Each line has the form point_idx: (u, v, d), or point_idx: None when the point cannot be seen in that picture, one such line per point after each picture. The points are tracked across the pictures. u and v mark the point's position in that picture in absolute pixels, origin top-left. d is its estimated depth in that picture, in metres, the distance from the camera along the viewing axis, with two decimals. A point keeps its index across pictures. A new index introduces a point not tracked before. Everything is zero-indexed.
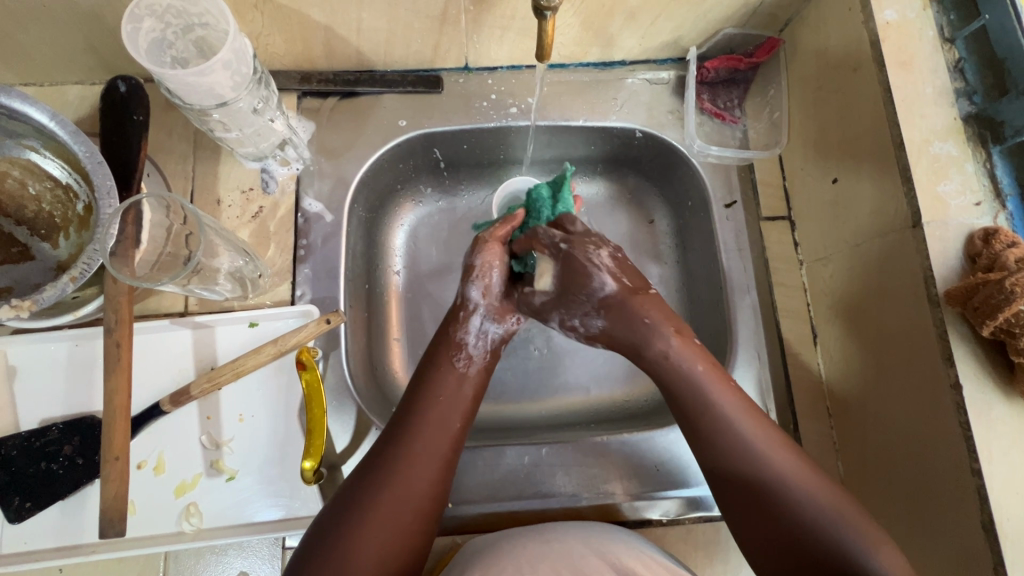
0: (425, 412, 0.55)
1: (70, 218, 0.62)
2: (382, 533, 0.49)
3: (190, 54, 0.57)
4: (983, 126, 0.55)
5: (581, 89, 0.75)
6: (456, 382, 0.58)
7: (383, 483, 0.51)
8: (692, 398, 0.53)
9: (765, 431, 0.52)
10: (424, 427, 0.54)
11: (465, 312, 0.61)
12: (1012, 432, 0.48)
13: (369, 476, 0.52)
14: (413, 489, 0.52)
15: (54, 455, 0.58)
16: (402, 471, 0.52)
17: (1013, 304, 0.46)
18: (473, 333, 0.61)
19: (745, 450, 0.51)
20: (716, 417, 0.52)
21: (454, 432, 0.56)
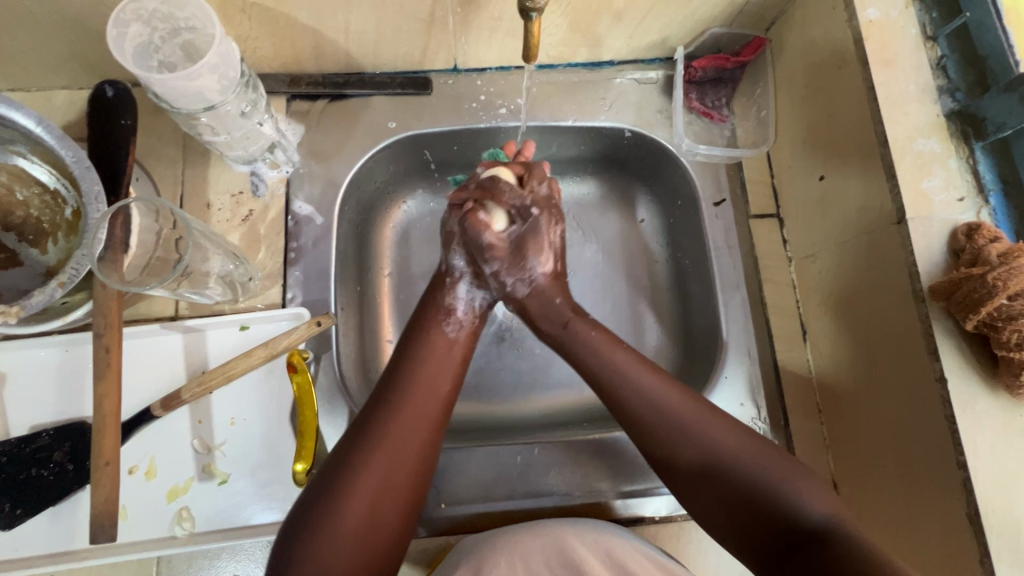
0: (416, 377, 0.57)
1: (58, 224, 0.62)
2: (371, 496, 0.50)
3: (177, 58, 0.57)
4: (966, 122, 0.56)
5: (569, 89, 0.76)
6: (447, 347, 0.60)
7: (371, 439, 0.52)
8: (665, 424, 0.55)
9: (740, 438, 0.54)
10: (413, 386, 0.56)
11: (451, 280, 0.64)
12: (996, 425, 0.49)
13: (358, 432, 0.53)
14: (403, 454, 0.52)
15: (44, 461, 0.58)
16: (392, 429, 0.53)
17: (995, 298, 0.47)
18: (462, 299, 0.64)
19: (720, 463, 0.53)
20: (683, 428, 0.55)
21: (444, 395, 0.57)
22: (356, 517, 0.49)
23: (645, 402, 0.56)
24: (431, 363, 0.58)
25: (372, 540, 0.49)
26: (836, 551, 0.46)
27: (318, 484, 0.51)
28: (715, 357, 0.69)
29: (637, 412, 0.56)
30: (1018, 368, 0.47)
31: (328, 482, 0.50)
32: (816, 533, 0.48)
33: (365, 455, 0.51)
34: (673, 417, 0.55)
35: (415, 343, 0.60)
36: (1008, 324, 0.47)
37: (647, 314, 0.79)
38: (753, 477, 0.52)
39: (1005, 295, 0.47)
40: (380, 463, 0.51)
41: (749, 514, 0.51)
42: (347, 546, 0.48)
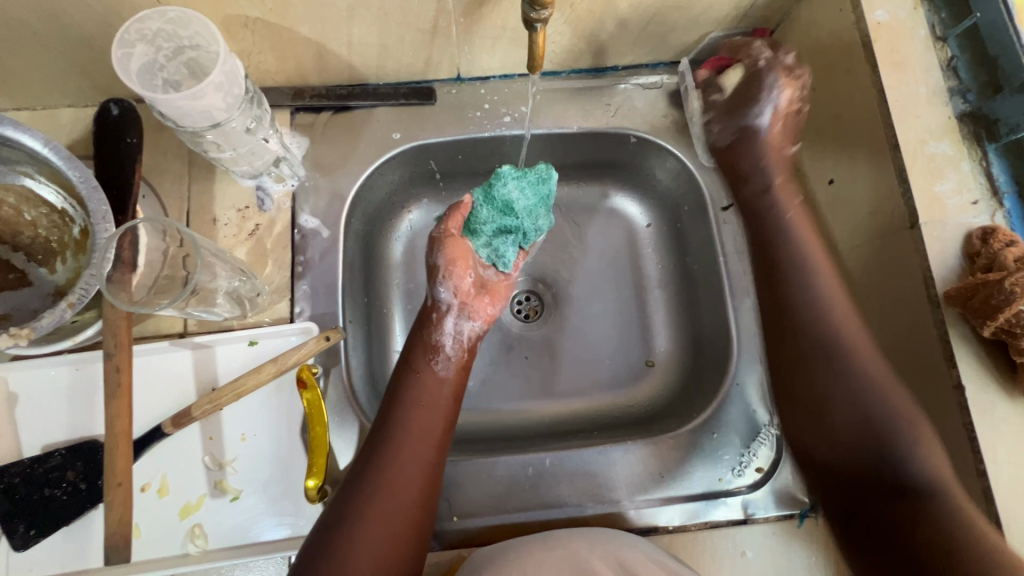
0: (407, 422, 0.57)
1: (66, 242, 0.62)
2: (372, 539, 0.50)
3: (182, 76, 0.57)
4: (978, 123, 0.55)
5: (574, 96, 0.75)
6: (438, 392, 0.61)
7: (373, 490, 0.53)
8: (805, 307, 0.60)
9: (851, 329, 0.57)
10: (408, 431, 0.57)
11: (436, 313, 0.66)
12: (1016, 431, 0.48)
13: (359, 488, 0.53)
14: (399, 498, 0.53)
15: (57, 481, 0.58)
16: (389, 478, 0.54)
17: (1013, 304, 0.46)
18: (448, 333, 0.65)
19: (840, 359, 0.56)
20: (793, 324, 0.60)
21: (435, 433, 0.58)
22: (368, 563, 0.49)
23: (797, 275, 0.61)
24: (424, 405, 0.59)
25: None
26: (923, 506, 0.48)
27: (319, 539, 0.51)
28: (726, 363, 0.69)
29: (794, 297, 0.61)
30: None
31: (334, 534, 0.50)
32: (882, 454, 0.51)
33: (369, 505, 0.52)
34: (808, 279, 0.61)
35: (409, 394, 0.60)
36: None
37: (656, 320, 0.79)
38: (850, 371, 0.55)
39: (1023, 301, 0.46)
40: (382, 505, 0.52)
41: (844, 428, 0.54)
42: None
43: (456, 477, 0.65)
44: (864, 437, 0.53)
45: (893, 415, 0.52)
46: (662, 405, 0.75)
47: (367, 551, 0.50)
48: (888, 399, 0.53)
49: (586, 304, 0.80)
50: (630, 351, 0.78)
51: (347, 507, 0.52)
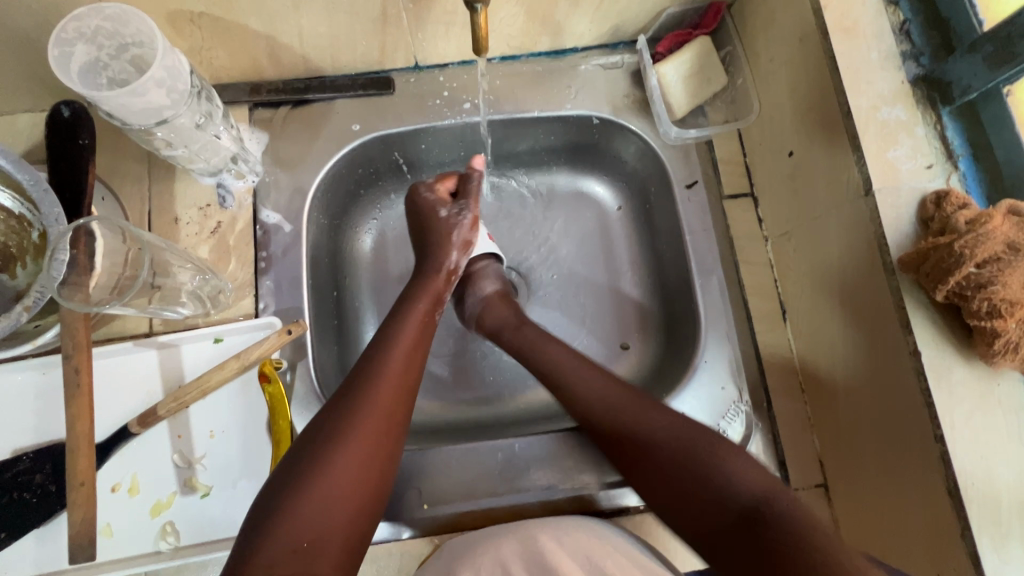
0: (395, 345, 0.58)
1: (25, 247, 0.62)
2: (353, 459, 0.50)
3: (128, 74, 0.56)
4: (932, 87, 0.54)
5: (534, 80, 0.74)
6: (425, 318, 0.62)
7: (357, 408, 0.52)
8: (614, 399, 0.59)
9: (681, 422, 0.56)
10: (394, 352, 0.58)
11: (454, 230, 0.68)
12: (973, 396, 0.48)
13: (342, 406, 0.53)
14: (384, 415, 0.53)
15: (27, 485, 0.58)
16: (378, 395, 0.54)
17: (963, 266, 0.45)
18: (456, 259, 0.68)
19: (620, 416, 0.58)
20: (631, 409, 0.58)
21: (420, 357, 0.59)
22: (348, 468, 0.49)
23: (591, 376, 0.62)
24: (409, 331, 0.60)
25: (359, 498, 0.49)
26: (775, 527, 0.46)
27: (296, 454, 0.50)
28: (695, 341, 0.68)
29: (589, 396, 0.60)
30: (991, 336, 0.46)
31: (308, 452, 0.49)
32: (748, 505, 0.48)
33: (355, 413, 0.52)
34: (604, 386, 0.60)
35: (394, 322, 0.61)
36: (977, 293, 0.46)
37: (627, 303, 0.78)
38: (676, 448, 0.54)
39: (972, 263, 0.46)
40: (367, 424, 0.52)
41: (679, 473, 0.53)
42: (336, 500, 0.48)
43: (425, 465, 0.65)
44: (746, 501, 0.49)
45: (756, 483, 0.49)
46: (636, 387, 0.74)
47: (343, 469, 0.49)
48: (659, 430, 0.56)
49: (551, 273, 0.80)
50: (602, 334, 0.77)
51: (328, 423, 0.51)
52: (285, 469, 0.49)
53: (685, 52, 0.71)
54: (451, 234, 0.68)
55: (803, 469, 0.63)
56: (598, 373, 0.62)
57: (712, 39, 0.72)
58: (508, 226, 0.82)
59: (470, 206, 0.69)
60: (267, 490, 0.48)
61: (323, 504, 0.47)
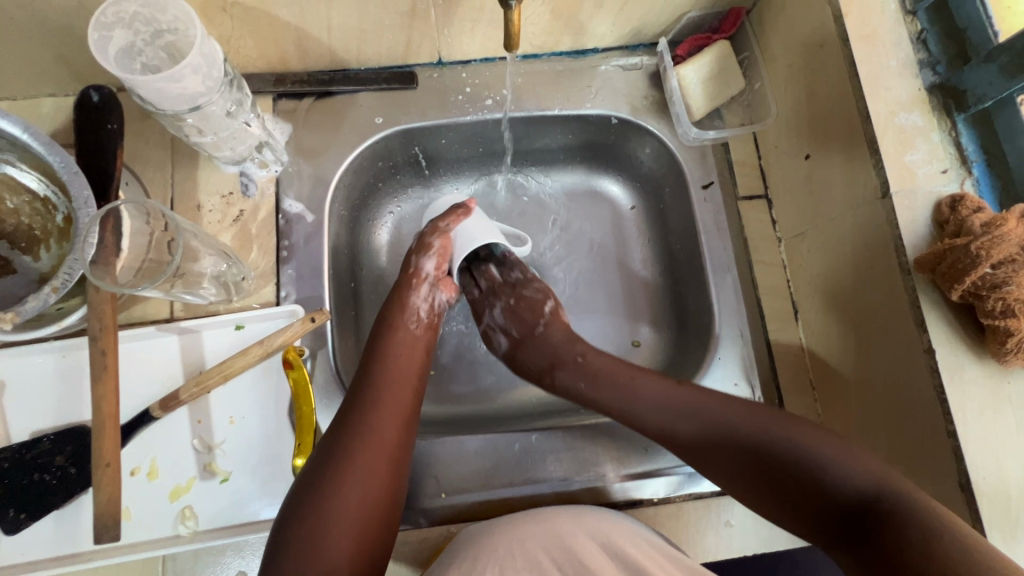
0: (386, 375, 0.60)
1: (49, 230, 0.62)
2: (353, 491, 0.52)
3: (160, 60, 0.57)
4: (948, 95, 0.56)
5: (555, 78, 0.76)
6: (410, 343, 0.64)
7: (357, 441, 0.55)
8: (678, 410, 0.59)
9: (747, 411, 0.57)
10: (387, 382, 0.59)
11: (415, 281, 0.67)
12: (984, 393, 0.50)
13: (342, 438, 0.55)
14: (382, 445, 0.55)
15: (46, 466, 0.59)
16: (371, 425, 0.56)
17: (979, 267, 0.47)
18: (422, 299, 0.67)
19: (686, 420, 0.59)
20: (699, 412, 0.58)
21: (414, 380, 0.61)
22: (357, 501, 0.52)
23: (648, 390, 0.61)
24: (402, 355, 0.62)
25: (375, 524, 0.53)
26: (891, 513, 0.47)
27: (300, 495, 0.52)
28: (709, 338, 0.69)
29: (655, 415, 0.60)
30: (1004, 335, 0.47)
31: (315, 489, 0.52)
32: (866, 500, 0.49)
33: (359, 446, 0.54)
34: (673, 396, 0.60)
35: (379, 351, 0.62)
36: (992, 293, 0.48)
37: (640, 300, 0.79)
38: (761, 441, 0.55)
39: (989, 263, 0.47)
40: (366, 457, 0.54)
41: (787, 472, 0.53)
42: (345, 535, 0.51)
43: (442, 454, 0.65)
44: (865, 495, 0.49)
45: (865, 472, 0.50)
46: None
47: (348, 501, 0.52)
48: (737, 423, 0.57)
49: (564, 270, 0.81)
50: (615, 331, 0.78)
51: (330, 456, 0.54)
52: (292, 507, 0.52)
53: (705, 55, 0.72)
54: (416, 283, 0.67)
55: None
56: (652, 377, 0.62)
57: (730, 43, 0.74)
58: (523, 224, 0.83)
59: (432, 254, 0.68)
60: (280, 522, 0.52)
61: (329, 535, 0.50)
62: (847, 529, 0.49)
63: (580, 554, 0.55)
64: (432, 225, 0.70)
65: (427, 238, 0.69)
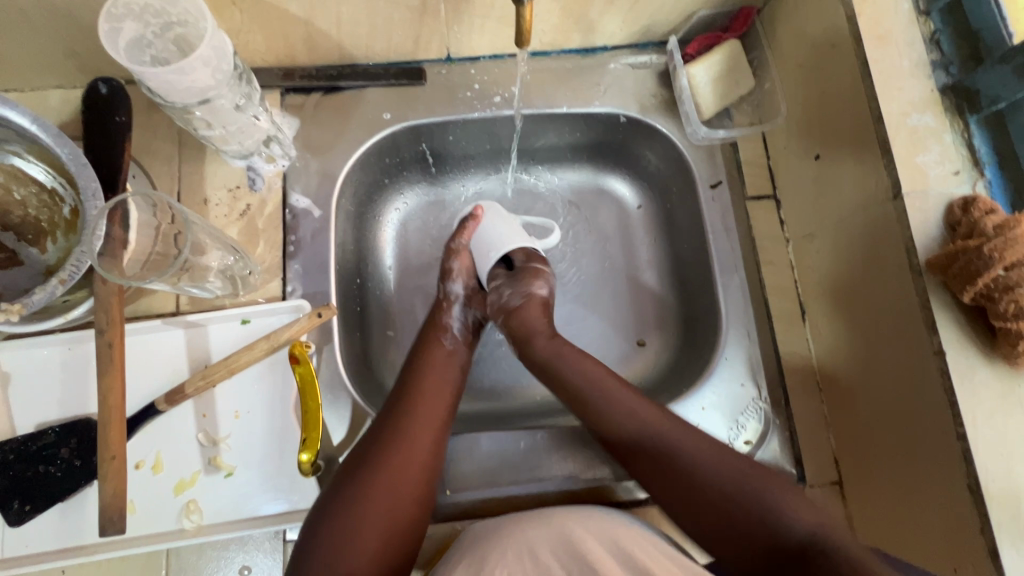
0: (422, 385, 0.61)
1: (56, 222, 0.62)
2: (386, 496, 0.53)
3: (170, 53, 0.56)
4: (961, 96, 0.56)
5: (564, 76, 0.75)
6: (445, 355, 0.65)
7: (392, 447, 0.55)
8: (643, 436, 0.57)
9: (720, 453, 0.55)
10: (423, 391, 0.60)
11: (445, 303, 0.70)
12: (995, 395, 0.49)
13: (378, 443, 0.56)
14: (416, 454, 0.56)
15: (51, 458, 0.58)
16: (408, 433, 0.57)
17: (992, 269, 0.47)
18: (455, 318, 0.69)
19: (667, 454, 0.56)
20: (665, 442, 0.56)
21: (450, 391, 0.62)
22: (387, 505, 0.53)
23: (616, 410, 0.59)
24: (440, 368, 0.64)
25: (401, 531, 0.53)
26: (827, 565, 0.46)
27: (332, 496, 0.53)
28: (716, 338, 0.69)
29: (622, 435, 0.58)
30: (1015, 338, 0.47)
31: (347, 491, 0.53)
32: (804, 548, 0.48)
33: (393, 451, 0.55)
34: (640, 422, 0.58)
35: (416, 362, 0.64)
36: (1005, 295, 0.47)
37: (647, 299, 0.79)
38: (728, 491, 0.52)
39: (1001, 266, 0.47)
40: (400, 464, 0.55)
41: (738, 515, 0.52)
42: (372, 538, 0.51)
43: (448, 451, 0.65)
44: (805, 539, 0.49)
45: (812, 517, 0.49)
46: (653, 382, 0.75)
47: (380, 506, 0.52)
48: (705, 461, 0.55)
49: (571, 269, 0.80)
50: (621, 331, 0.78)
51: (364, 460, 0.55)
52: (322, 507, 0.53)
53: (716, 54, 0.72)
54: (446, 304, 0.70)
55: (820, 467, 0.64)
56: (634, 399, 0.60)
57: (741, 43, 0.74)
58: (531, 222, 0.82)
59: (455, 276, 0.72)
60: (311, 521, 0.52)
61: (357, 537, 0.50)
62: (783, 575, 0.49)
63: (586, 553, 0.54)
64: (448, 248, 0.73)
65: (448, 261, 0.72)
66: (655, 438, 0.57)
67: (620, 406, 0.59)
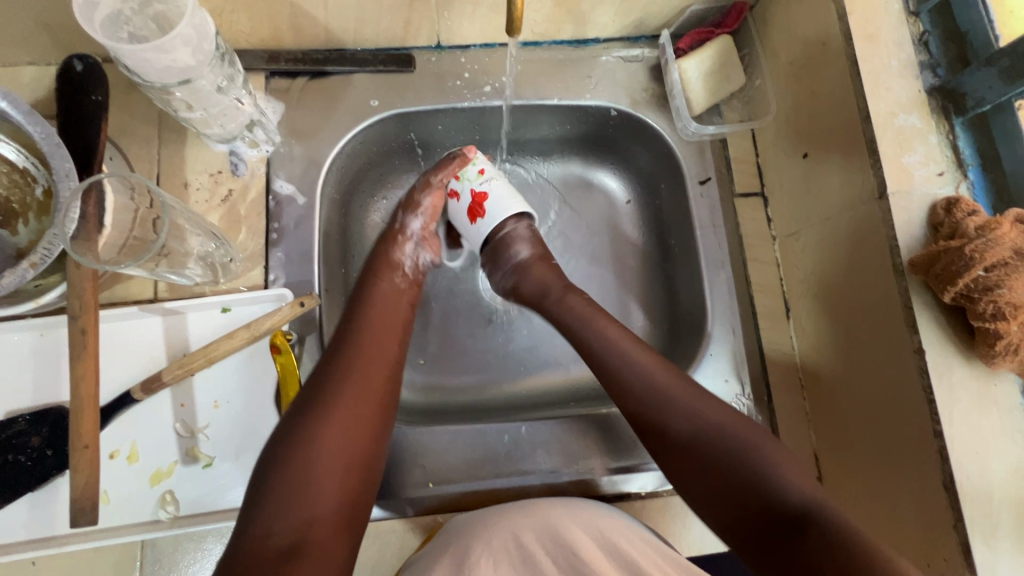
0: (369, 324, 0.60)
1: (28, 203, 0.60)
2: (340, 436, 0.51)
3: (149, 31, 0.54)
4: (947, 97, 0.57)
5: (555, 67, 0.74)
6: (393, 292, 0.64)
7: (342, 381, 0.54)
8: (653, 401, 0.57)
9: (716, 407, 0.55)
10: (370, 329, 0.59)
11: (400, 237, 0.68)
12: (970, 394, 0.50)
13: (327, 379, 0.54)
14: (371, 386, 0.55)
15: (21, 447, 0.57)
16: (358, 371, 0.55)
17: (972, 269, 0.48)
18: (409, 256, 0.68)
19: (657, 390, 0.57)
20: (683, 414, 0.55)
21: (401, 327, 0.62)
22: (343, 441, 0.51)
23: (619, 359, 0.60)
24: (385, 305, 0.62)
25: (362, 472, 0.51)
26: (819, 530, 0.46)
27: (285, 433, 0.51)
28: (701, 333, 0.69)
29: (624, 379, 0.58)
30: (993, 338, 0.48)
31: (295, 432, 0.50)
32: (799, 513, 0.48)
33: (344, 385, 0.54)
34: (657, 385, 0.57)
35: (363, 297, 0.63)
36: (984, 296, 0.48)
37: (634, 293, 0.79)
38: (721, 438, 0.53)
39: (981, 266, 0.48)
40: (349, 399, 0.53)
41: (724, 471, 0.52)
42: (330, 480, 0.49)
43: (432, 444, 0.65)
44: (798, 506, 0.48)
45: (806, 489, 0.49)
46: None
47: (334, 441, 0.50)
48: (698, 412, 0.55)
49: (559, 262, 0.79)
50: None
51: (311, 398, 0.53)
52: (268, 457, 0.50)
53: (707, 49, 0.72)
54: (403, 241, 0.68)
55: (799, 462, 0.65)
56: (624, 337, 0.61)
57: (732, 39, 0.73)
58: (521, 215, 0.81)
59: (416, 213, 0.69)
60: (258, 468, 0.50)
61: (313, 481, 0.48)
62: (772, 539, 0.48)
63: (575, 549, 0.53)
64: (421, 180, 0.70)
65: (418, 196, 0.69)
66: (635, 377, 0.58)
67: (615, 353, 0.60)
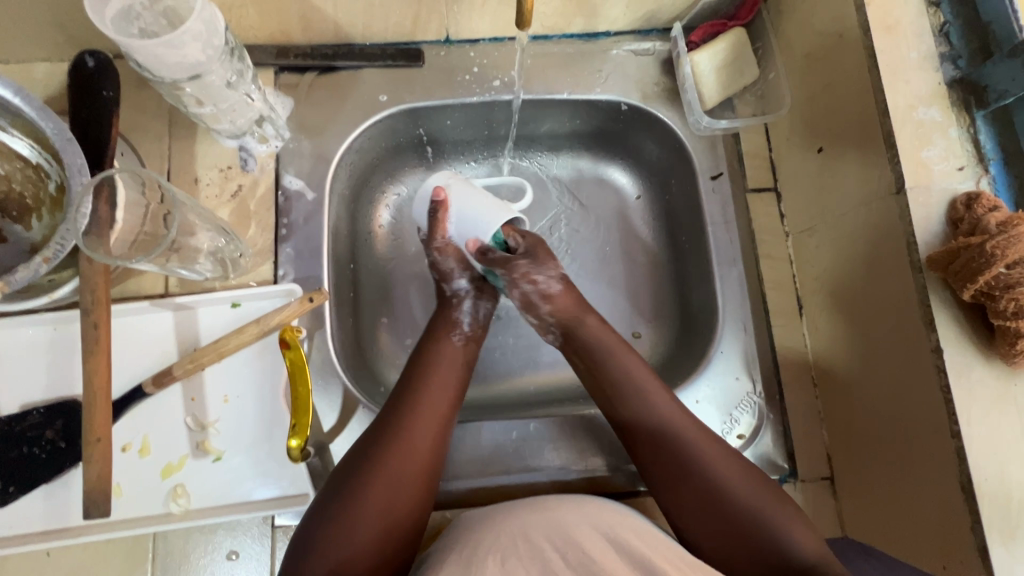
0: (427, 382, 0.60)
1: (42, 199, 0.60)
2: (389, 488, 0.53)
3: (159, 26, 0.54)
4: (968, 90, 0.55)
5: (565, 62, 0.74)
6: (456, 356, 0.63)
7: (394, 445, 0.55)
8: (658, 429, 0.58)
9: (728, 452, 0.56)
10: (425, 395, 0.59)
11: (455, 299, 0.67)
12: (990, 393, 0.49)
13: (379, 440, 0.55)
14: (421, 445, 0.56)
15: (36, 440, 0.58)
16: (410, 429, 0.56)
17: (994, 267, 0.46)
18: (466, 314, 0.67)
19: (669, 424, 0.58)
20: (692, 464, 0.56)
21: (454, 389, 0.61)
22: (388, 498, 0.53)
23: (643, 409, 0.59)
24: (447, 363, 0.62)
25: (400, 520, 0.53)
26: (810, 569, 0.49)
27: (335, 489, 0.53)
28: (712, 330, 0.69)
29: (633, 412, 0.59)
30: (1014, 337, 0.47)
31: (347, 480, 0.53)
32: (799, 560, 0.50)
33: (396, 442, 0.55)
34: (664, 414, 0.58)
35: (427, 358, 0.62)
36: (1006, 293, 0.47)
37: (644, 290, 0.78)
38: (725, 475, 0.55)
39: (1003, 264, 0.47)
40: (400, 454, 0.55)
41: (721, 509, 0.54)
42: (372, 530, 0.52)
43: None
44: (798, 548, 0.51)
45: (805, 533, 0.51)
46: None
47: (380, 497, 0.53)
48: (705, 457, 0.56)
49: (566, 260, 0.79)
50: (616, 322, 0.77)
51: (366, 457, 0.55)
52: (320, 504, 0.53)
53: (720, 41, 0.71)
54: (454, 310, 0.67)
55: (812, 462, 0.65)
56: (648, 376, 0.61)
57: (746, 32, 0.72)
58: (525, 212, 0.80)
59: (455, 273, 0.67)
60: (312, 513, 0.53)
61: (356, 534, 0.51)
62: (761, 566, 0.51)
63: (581, 545, 0.53)
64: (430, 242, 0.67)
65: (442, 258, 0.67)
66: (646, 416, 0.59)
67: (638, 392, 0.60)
